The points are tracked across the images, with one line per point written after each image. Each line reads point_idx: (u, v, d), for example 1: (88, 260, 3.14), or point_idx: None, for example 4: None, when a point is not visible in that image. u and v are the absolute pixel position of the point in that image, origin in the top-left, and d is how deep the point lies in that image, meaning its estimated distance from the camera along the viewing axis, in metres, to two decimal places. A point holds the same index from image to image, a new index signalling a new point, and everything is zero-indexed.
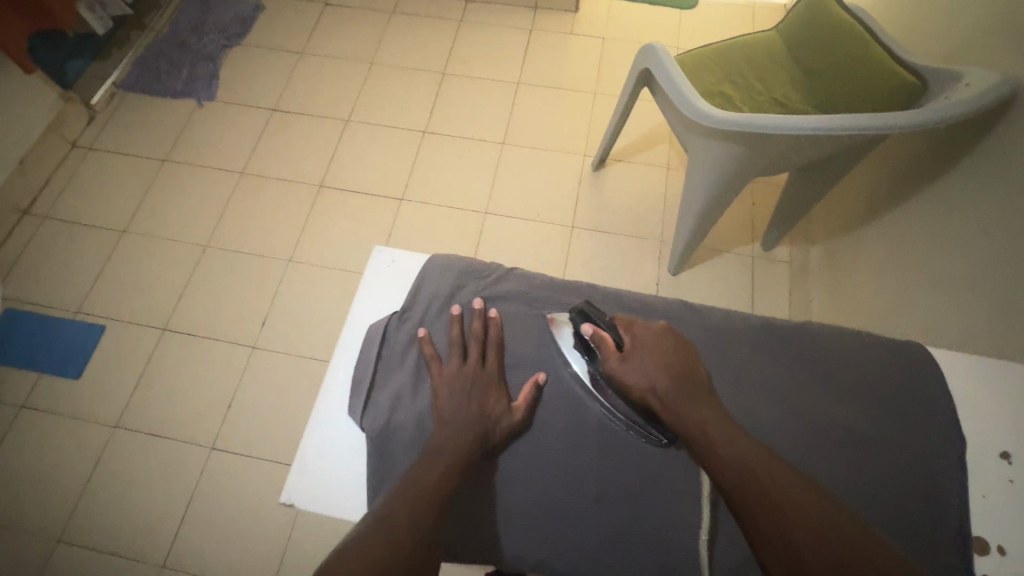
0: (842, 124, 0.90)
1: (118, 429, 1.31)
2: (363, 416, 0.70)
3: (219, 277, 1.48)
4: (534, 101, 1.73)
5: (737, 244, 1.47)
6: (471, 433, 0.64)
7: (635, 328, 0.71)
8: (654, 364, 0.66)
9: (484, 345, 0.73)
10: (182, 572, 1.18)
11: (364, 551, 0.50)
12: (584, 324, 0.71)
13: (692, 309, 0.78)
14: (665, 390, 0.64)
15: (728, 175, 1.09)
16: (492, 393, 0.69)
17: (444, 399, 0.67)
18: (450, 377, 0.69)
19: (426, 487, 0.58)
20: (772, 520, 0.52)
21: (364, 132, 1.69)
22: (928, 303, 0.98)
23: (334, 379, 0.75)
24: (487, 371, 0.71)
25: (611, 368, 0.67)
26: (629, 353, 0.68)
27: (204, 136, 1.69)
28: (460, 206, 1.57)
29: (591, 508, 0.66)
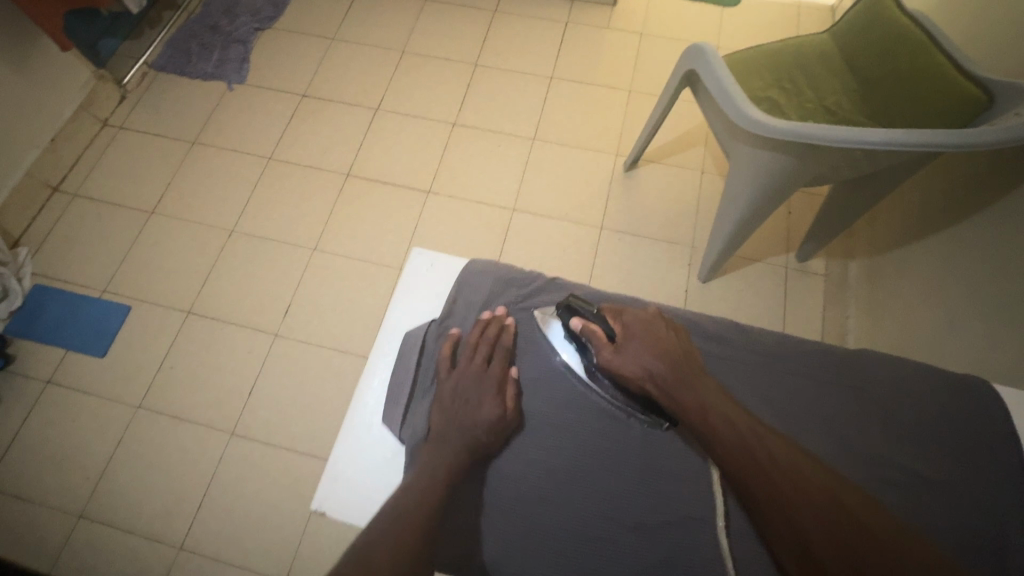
0: (903, 139, 0.85)
1: (140, 410, 1.32)
2: (402, 427, 0.69)
3: (244, 263, 1.48)
4: (567, 96, 1.69)
5: (771, 254, 1.42)
6: (467, 445, 0.65)
7: (625, 315, 0.70)
8: (647, 350, 0.65)
9: (492, 347, 0.72)
10: (199, 555, 1.19)
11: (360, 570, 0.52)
12: (572, 319, 0.70)
13: (707, 320, 0.76)
14: (660, 376, 0.63)
15: (772, 185, 1.05)
16: (487, 393, 0.67)
17: (455, 405, 0.67)
18: (456, 380, 0.69)
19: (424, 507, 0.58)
20: (784, 513, 0.53)
21: (394, 122, 1.67)
22: (979, 329, 0.93)
23: (369, 387, 0.74)
24: (495, 377, 0.69)
25: (605, 360, 0.66)
26: (622, 342, 0.67)
27: (233, 120, 1.69)
28: (487, 202, 1.54)
29: (628, 536, 0.64)
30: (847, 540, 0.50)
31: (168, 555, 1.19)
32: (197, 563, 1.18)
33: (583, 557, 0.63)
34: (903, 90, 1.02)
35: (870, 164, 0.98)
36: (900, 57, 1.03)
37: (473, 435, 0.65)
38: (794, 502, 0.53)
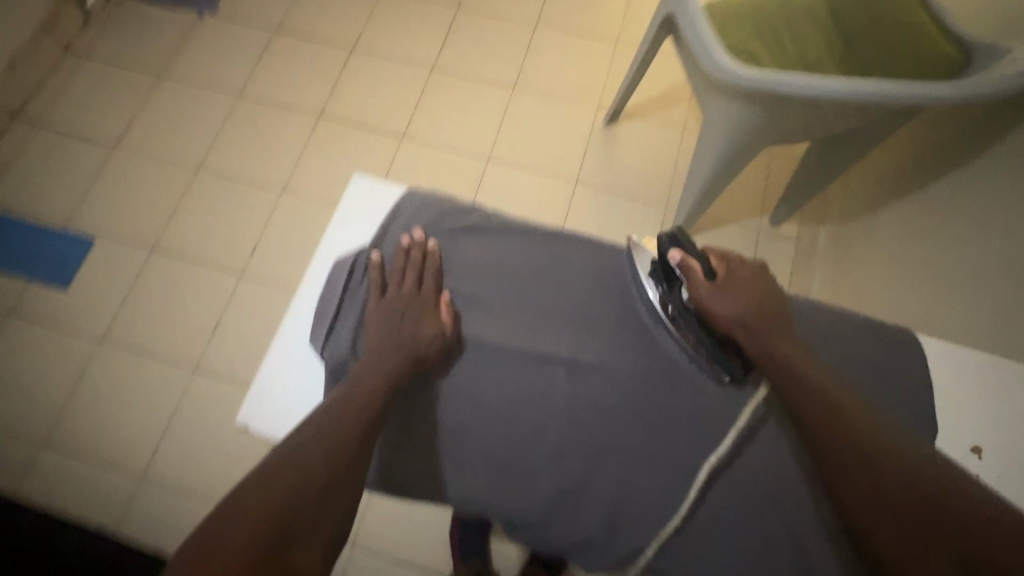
0: (871, 92, 0.83)
1: (104, 343, 1.32)
2: (325, 346, 0.68)
3: (211, 201, 1.45)
4: (552, 45, 1.63)
5: (744, 216, 1.39)
6: (400, 365, 0.64)
7: (729, 262, 0.70)
8: (743, 295, 0.67)
9: (421, 275, 0.70)
10: (161, 484, 1.22)
11: (267, 486, 0.51)
12: (672, 250, 0.71)
13: (800, 297, 0.76)
14: (749, 320, 0.66)
15: (741, 141, 1.03)
16: (424, 321, 0.67)
17: (387, 327, 0.66)
18: (387, 306, 0.68)
19: (347, 426, 0.58)
20: (862, 473, 0.58)
21: (371, 63, 1.61)
22: (931, 294, 0.94)
23: (299, 310, 0.72)
24: (427, 302, 0.68)
25: (700, 297, 0.67)
26: (720, 283, 0.68)
27: (203, 53, 1.62)
28: (462, 151, 1.51)
29: (547, 460, 0.66)
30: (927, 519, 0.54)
31: (130, 484, 1.21)
32: (160, 491, 1.21)
33: (511, 477, 0.66)
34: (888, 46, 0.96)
35: (841, 119, 0.96)
36: (888, 20, 0.97)
37: (408, 360, 0.65)
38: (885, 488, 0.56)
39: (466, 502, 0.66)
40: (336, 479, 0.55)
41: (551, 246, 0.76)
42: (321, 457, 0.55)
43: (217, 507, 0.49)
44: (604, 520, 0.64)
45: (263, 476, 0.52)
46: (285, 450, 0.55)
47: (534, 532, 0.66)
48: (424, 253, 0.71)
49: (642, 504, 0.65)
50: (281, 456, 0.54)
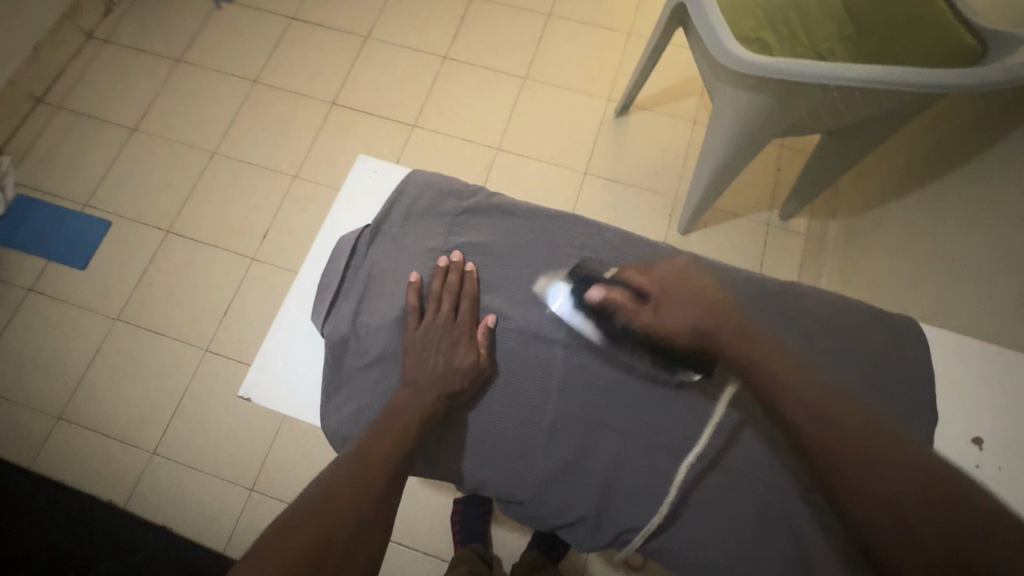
0: (878, 76, 0.82)
1: (119, 322, 1.35)
2: (325, 323, 0.66)
3: (224, 186, 1.48)
4: (564, 35, 1.63)
5: (754, 210, 1.38)
6: (434, 394, 0.60)
7: (655, 271, 0.65)
8: (685, 303, 0.62)
9: (457, 299, 0.65)
10: (171, 460, 1.25)
11: (309, 508, 0.49)
12: (589, 292, 0.65)
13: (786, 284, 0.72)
14: (705, 326, 0.61)
15: (751, 130, 1.02)
16: (461, 347, 0.62)
17: (423, 355, 0.61)
18: (422, 331, 0.63)
19: (382, 450, 0.55)
20: (865, 488, 0.49)
21: (383, 51, 1.62)
22: (942, 287, 0.93)
23: (303, 287, 0.69)
24: (463, 329, 0.64)
25: (645, 324, 0.62)
26: (657, 300, 0.63)
27: (220, 40, 1.64)
28: (472, 140, 1.51)
29: (544, 438, 0.64)
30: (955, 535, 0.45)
31: (141, 459, 1.25)
32: (170, 466, 1.24)
33: (504, 456, 0.64)
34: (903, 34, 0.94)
35: (853, 109, 0.95)
36: (903, 6, 0.95)
37: (442, 388, 0.61)
38: (900, 516, 0.46)
39: (463, 477, 0.65)
40: (371, 506, 0.51)
41: (566, 236, 0.70)
42: (354, 481, 0.52)
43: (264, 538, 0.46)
44: (597, 498, 0.63)
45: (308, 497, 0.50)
46: (326, 473, 0.52)
47: (529, 510, 0.65)
48: (461, 276, 0.66)
49: (636, 483, 0.64)
50: (320, 480, 0.51)
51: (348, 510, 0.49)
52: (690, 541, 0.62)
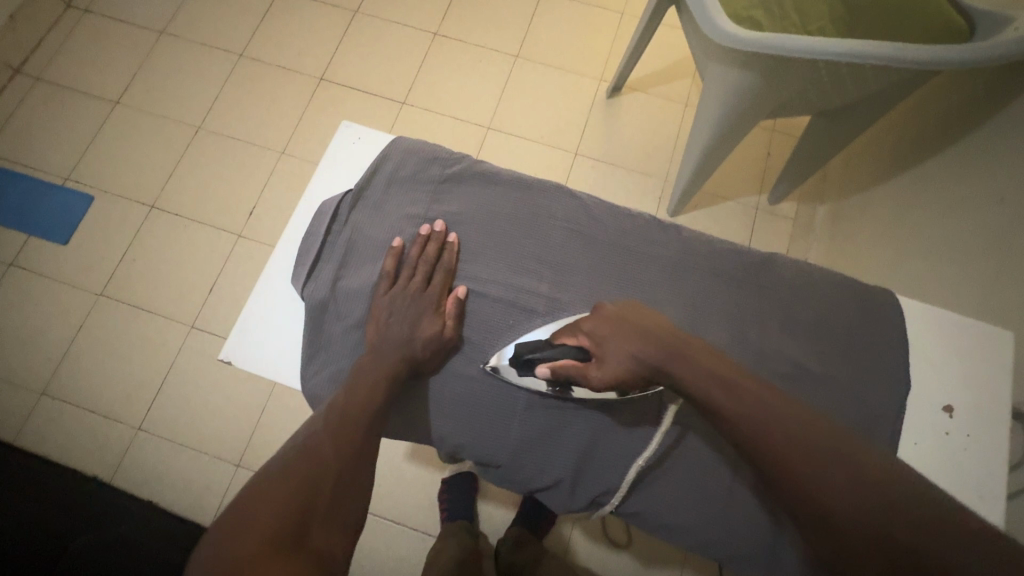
0: (864, 49, 0.82)
1: (103, 297, 1.34)
2: (303, 287, 0.61)
3: (210, 161, 1.46)
4: (557, 13, 1.61)
5: (743, 193, 1.39)
6: (398, 362, 0.57)
7: (583, 324, 0.58)
8: (623, 345, 0.56)
9: (433, 269, 0.61)
10: (156, 436, 1.24)
11: (280, 472, 0.48)
12: (538, 371, 0.58)
13: (784, 256, 0.66)
14: (651, 362, 0.55)
15: (741, 109, 1.01)
16: (430, 316, 0.59)
17: (393, 322, 0.58)
18: (392, 299, 0.60)
19: (350, 409, 0.54)
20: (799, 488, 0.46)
21: (373, 27, 1.59)
22: (925, 266, 0.94)
23: (284, 248, 0.64)
24: (434, 299, 0.60)
25: (599, 382, 0.56)
26: (597, 352, 0.57)
27: (204, 12, 1.60)
28: (462, 118, 1.50)
29: (522, 404, 0.62)
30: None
31: (126, 434, 1.24)
32: (155, 443, 1.24)
33: (482, 420, 0.61)
34: (896, 14, 0.93)
35: (842, 88, 0.94)
36: None
37: (409, 357, 0.58)
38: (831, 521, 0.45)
39: (440, 441, 0.62)
40: (349, 468, 0.50)
41: (555, 206, 0.66)
42: (335, 443, 0.51)
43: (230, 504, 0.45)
44: (577, 462, 0.61)
45: (279, 461, 0.49)
46: (295, 437, 0.51)
47: (507, 473, 0.63)
48: (441, 247, 0.63)
49: (620, 449, 0.61)
50: (292, 445, 0.51)
51: (329, 474, 0.49)
52: (667, 505, 0.61)
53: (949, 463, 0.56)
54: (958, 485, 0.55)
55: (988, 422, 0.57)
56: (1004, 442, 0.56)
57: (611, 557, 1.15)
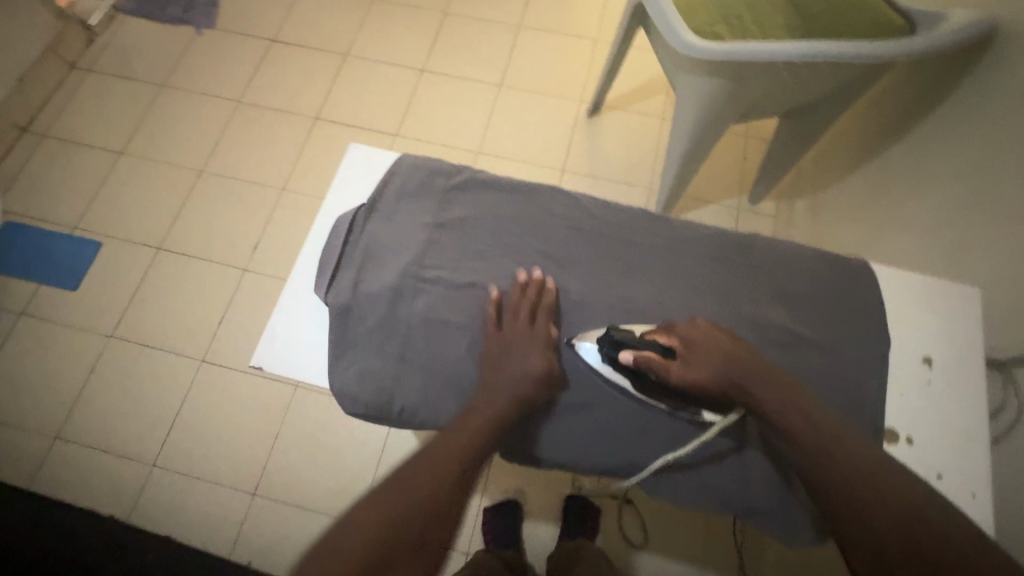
0: (811, 50, 0.91)
1: (112, 339, 1.37)
2: (326, 293, 0.65)
3: (213, 202, 1.51)
4: (534, 44, 1.72)
5: (724, 196, 1.46)
6: (513, 401, 0.59)
7: (680, 329, 0.62)
8: (716, 356, 0.58)
9: (535, 311, 0.63)
10: (171, 472, 1.25)
11: (389, 500, 0.50)
12: (620, 353, 0.61)
13: (763, 235, 0.71)
14: (737, 377, 0.58)
15: (713, 115, 1.09)
16: (533, 354, 0.61)
17: (502, 363, 0.60)
18: (503, 342, 0.61)
19: (459, 449, 0.56)
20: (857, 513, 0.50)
21: (363, 67, 1.69)
22: (897, 245, 1.00)
23: (305, 259, 0.68)
24: (540, 339, 0.62)
25: (675, 377, 0.58)
26: (685, 355, 0.59)
27: (203, 64, 1.69)
28: (452, 145, 1.58)
29: None
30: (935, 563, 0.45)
31: (141, 472, 1.25)
32: (171, 478, 1.25)
33: None
34: (849, 20, 1.02)
35: (803, 87, 1.02)
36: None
37: (521, 394, 0.59)
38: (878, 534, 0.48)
39: None
40: (451, 501, 0.53)
41: (551, 206, 0.71)
42: (434, 462, 0.54)
43: (337, 524, 0.48)
44: (592, 438, 0.64)
45: (385, 487, 0.52)
46: (398, 466, 0.53)
47: (528, 456, 0.65)
48: (540, 289, 0.65)
49: (634, 422, 0.64)
50: (398, 471, 0.53)
51: (432, 508, 0.51)
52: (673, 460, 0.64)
53: (933, 407, 0.61)
54: (945, 432, 0.60)
55: (967, 373, 0.62)
56: (982, 389, 0.61)
57: (628, 554, 1.17)
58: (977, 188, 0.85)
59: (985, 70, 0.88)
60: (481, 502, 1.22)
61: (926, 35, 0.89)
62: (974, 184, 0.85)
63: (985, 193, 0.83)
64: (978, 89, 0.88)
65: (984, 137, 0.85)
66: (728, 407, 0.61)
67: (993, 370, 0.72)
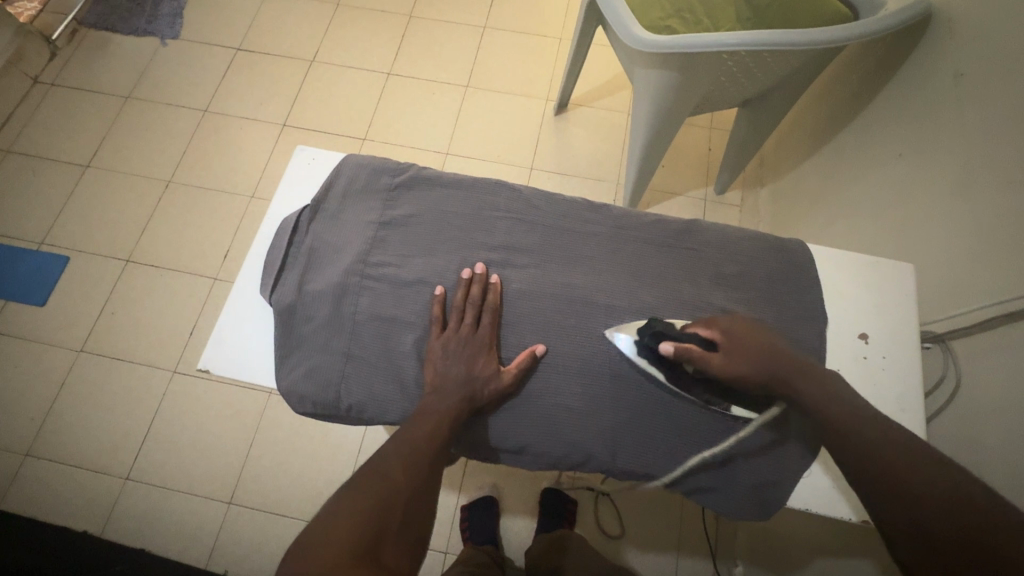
0: (755, 39, 0.92)
1: (83, 352, 1.36)
2: (271, 293, 0.65)
3: (182, 211, 1.51)
4: (500, 45, 1.73)
5: (691, 187, 1.48)
6: (462, 399, 0.60)
7: (721, 323, 0.62)
8: (759, 350, 0.59)
9: (479, 310, 0.64)
10: (145, 484, 1.25)
11: (360, 493, 0.52)
12: (660, 343, 0.61)
13: (703, 221, 0.73)
14: (776, 371, 0.58)
15: (669, 107, 1.11)
16: (481, 356, 0.62)
17: (449, 363, 0.61)
18: (446, 342, 0.63)
19: (416, 445, 0.57)
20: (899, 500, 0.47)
21: (329, 72, 1.69)
22: (849, 227, 1.02)
23: (250, 263, 0.69)
24: (485, 339, 0.63)
25: (715, 368, 0.59)
26: (727, 348, 0.60)
27: (168, 75, 1.69)
28: (420, 147, 1.58)
29: None
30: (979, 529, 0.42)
31: (115, 485, 1.24)
32: (145, 490, 1.24)
33: None
34: (795, 10, 1.04)
35: (754, 75, 1.04)
36: None
37: (469, 392, 0.60)
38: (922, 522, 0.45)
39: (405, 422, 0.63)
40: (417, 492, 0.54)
41: (494, 201, 0.72)
42: (405, 463, 0.55)
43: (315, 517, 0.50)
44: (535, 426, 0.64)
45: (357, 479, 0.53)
46: (365, 461, 0.55)
47: (476, 449, 0.64)
48: (484, 288, 0.66)
49: (575, 407, 0.64)
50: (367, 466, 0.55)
51: (398, 498, 0.53)
52: (614, 443, 0.63)
53: (869, 380, 0.63)
54: (883, 404, 0.62)
55: (899, 347, 0.65)
56: (915, 362, 0.64)
57: (605, 545, 1.17)
58: (918, 168, 0.87)
59: (924, 54, 0.90)
60: (458, 500, 1.22)
61: (858, 22, 0.91)
62: (915, 165, 0.88)
63: (922, 174, 0.86)
64: (918, 73, 0.91)
65: (921, 117, 0.88)
66: (761, 404, 0.61)
67: (932, 343, 0.74)
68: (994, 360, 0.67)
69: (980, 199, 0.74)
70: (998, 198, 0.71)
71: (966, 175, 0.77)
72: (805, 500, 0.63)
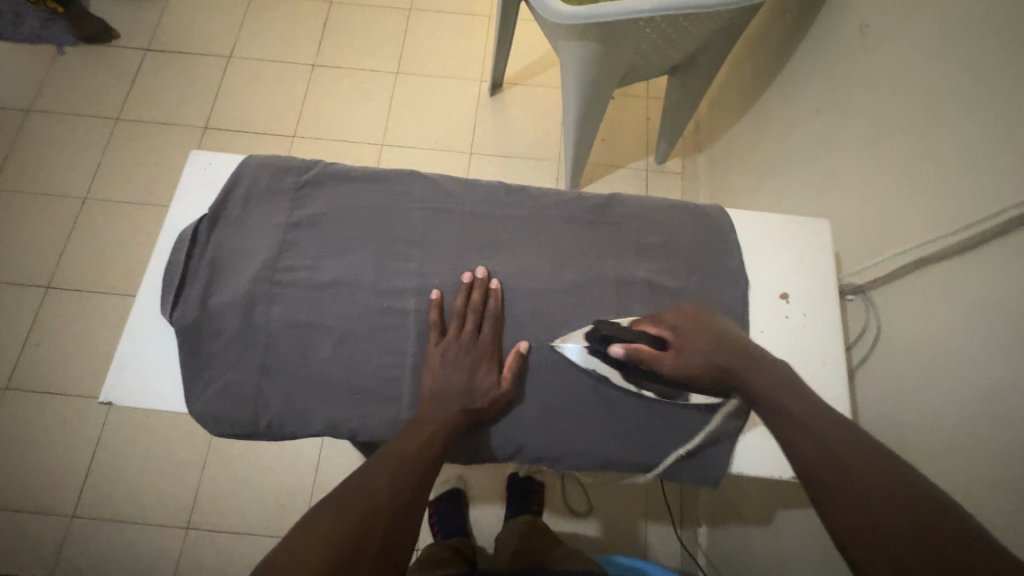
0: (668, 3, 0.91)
1: (8, 389, 1.27)
2: (173, 311, 0.61)
3: (103, 229, 1.41)
4: (428, 27, 1.67)
5: (632, 158, 1.47)
6: (461, 408, 0.58)
7: (667, 319, 0.60)
8: (710, 345, 0.55)
9: (481, 317, 0.63)
10: (93, 518, 1.19)
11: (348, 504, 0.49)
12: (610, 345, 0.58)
13: (624, 194, 0.72)
14: (728, 365, 0.54)
15: (596, 79, 1.09)
16: (483, 365, 0.60)
17: (445, 374, 0.59)
18: (444, 350, 0.61)
19: (411, 452, 0.54)
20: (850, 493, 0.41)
21: (250, 69, 1.60)
22: (779, 186, 1.04)
23: (152, 281, 0.65)
24: (487, 347, 0.61)
25: (670, 369, 0.56)
26: (678, 345, 0.57)
27: (72, 83, 1.56)
28: (354, 140, 1.52)
29: (409, 374, 0.62)
30: (949, 531, 0.37)
31: (61, 524, 1.18)
32: (94, 526, 1.18)
33: (370, 399, 0.61)
34: None
35: (675, 40, 1.03)
36: None
37: (467, 402, 0.58)
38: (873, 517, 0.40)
39: (330, 430, 0.60)
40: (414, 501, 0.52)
41: (410, 191, 0.69)
42: (388, 480, 0.52)
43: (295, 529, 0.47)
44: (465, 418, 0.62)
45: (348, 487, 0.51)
46: (354, 470, 0.53)
47: None
48: (485, 294, 0.64)
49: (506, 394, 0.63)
50: (354, 476, 0.52)
51: (386, 505, 0.50)
52: (553, 432, 0.63)
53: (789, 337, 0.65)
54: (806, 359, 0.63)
55: (819, 303, 0.66)
56: (835, 315, 0.65)
57: (573, 521, 1.19)
58: (835, 123, 0.88)
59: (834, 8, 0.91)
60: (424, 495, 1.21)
61: None
62: (833, 120, 0.89)
63: (838, 130, 0.87)
64: (831, 28, 0.92)
65: (834, 74, 0.90)
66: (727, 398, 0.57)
67: (854, 294, 0.77)
68: (910, 306, 0.69)
69: (888, 151, 0.76)
70: (905, 148, 0.73)
71: (877, 127, 0.79)
72: (737, 463, 0.64)
